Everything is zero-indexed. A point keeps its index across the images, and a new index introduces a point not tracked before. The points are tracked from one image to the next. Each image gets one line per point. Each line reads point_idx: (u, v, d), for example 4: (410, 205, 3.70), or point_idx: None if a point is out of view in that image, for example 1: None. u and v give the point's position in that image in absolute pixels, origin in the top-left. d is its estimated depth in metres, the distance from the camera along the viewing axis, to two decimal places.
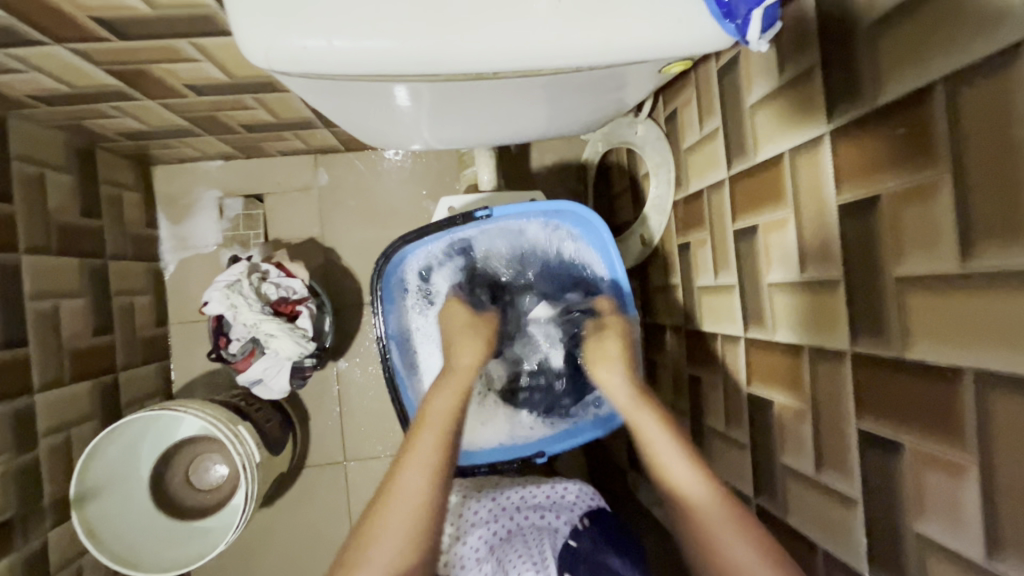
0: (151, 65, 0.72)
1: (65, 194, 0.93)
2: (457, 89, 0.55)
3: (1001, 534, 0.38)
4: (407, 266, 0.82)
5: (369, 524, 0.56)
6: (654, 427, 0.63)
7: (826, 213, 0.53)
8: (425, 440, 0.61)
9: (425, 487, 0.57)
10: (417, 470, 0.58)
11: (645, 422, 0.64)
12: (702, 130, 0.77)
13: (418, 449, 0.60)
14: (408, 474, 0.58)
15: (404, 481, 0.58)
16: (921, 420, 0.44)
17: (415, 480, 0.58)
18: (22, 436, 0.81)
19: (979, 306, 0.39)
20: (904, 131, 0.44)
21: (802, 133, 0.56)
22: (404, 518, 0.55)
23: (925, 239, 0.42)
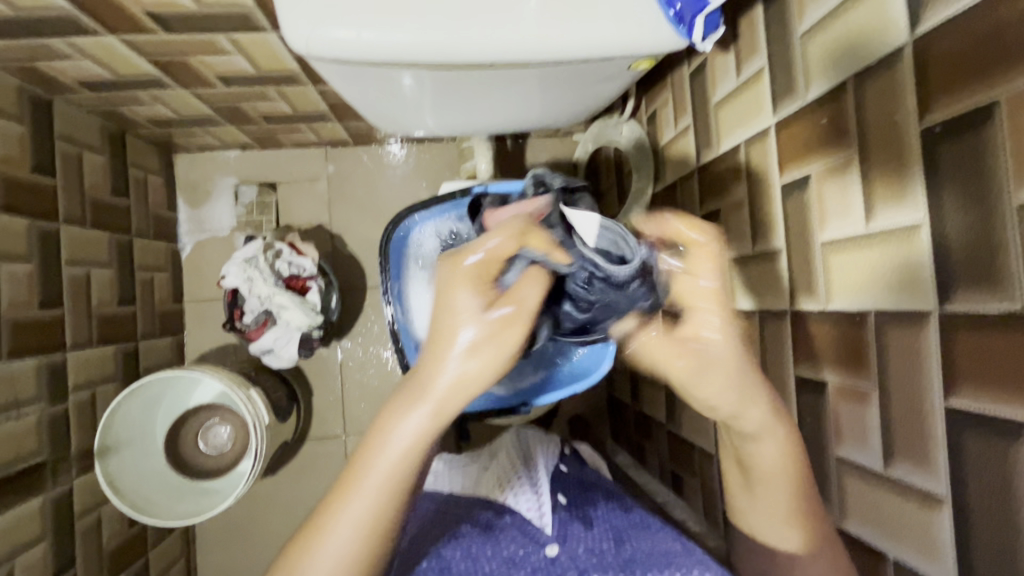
0: (189, 56, 0.81)
1: (98, 174, 1.02)
2: (463, 77, 0.65)
3: (894, 444, 0.47)
4: (415, 236, 0.88)
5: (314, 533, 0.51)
6: (774, 447, 0.55)
7: (772, 192, 0.63)
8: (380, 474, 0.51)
9: (353, 543, 0.51)
10: (348, 520, 0.51)
11: (768, 447, 0.55)
12: (677, 127, 0.87)
13: (367, 474, 0.51)
14: (338, 525, 0.51)
15: (333, 530, 0.51)
16: (840, 359, 0.53)
17: (344, 533, 0.51)
18: (55, 388, 0.89)
19: (878, 258, 0.48)
20: (826, 120, 0.53)
21: (754, 126, 0.65)
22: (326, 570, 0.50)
23: (842, 208, 0.52)
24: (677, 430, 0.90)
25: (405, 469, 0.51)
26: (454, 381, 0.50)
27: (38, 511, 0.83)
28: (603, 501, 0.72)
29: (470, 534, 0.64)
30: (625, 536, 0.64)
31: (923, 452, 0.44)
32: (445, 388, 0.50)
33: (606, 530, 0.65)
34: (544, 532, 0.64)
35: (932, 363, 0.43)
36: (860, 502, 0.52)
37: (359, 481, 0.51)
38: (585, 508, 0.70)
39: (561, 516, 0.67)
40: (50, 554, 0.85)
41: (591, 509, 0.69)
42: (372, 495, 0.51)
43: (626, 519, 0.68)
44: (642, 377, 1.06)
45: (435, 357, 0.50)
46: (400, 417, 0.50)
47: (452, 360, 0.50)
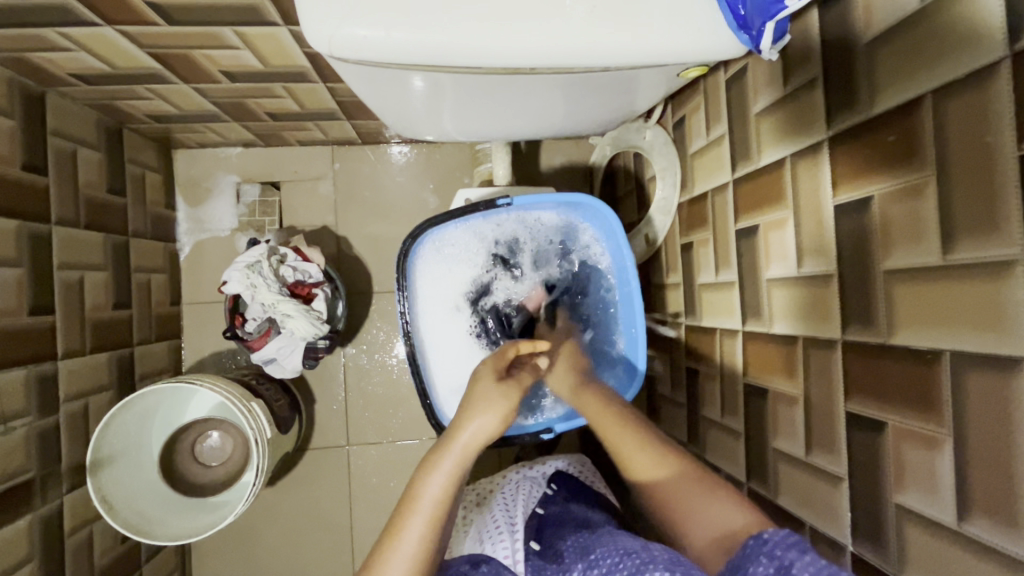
0: (192, 49, 0.76)
1: (94, 171, 0.97)
2: (493, 80, 0.60)
3: (971, 499, 0.43)
4: (438, 237, 0.83)
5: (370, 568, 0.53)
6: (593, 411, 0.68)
7: (823, 212, 0.58)
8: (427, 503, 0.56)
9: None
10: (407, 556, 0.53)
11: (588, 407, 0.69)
12: (709, 135, 0.83)
13: (415, 504, 0.56)
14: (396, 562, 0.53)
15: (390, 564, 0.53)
16: (902, 398, 0.49)
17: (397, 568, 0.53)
18: (45, 400, 0.84)
19: (956, 295, 0.44)
20: (896, 138, 0.49)
21: (803, 140, 0.61)
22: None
23: (911, 234, 0.47)
24: (700, 453, 0.86)
25: (448, 504, 0.57)
26: (482, 438, 0.60)
27: (25, 530, 0.79)
28: (577, 528, 0.68)
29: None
30: (591, 552, 0.61)
31: (1010, 511, 0.40)
32: (480, 442, 0.60)
33: (574, 554, 0.62)
34: None
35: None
36: (922, 555, 0.48)
37: (410, 521, 0.55)
38: (557, 544, 0.67)
39: (535, 562, 0.65)
40: None
41: (563, 541, 0.67)
42: (429, 528, 0.55)
43: (594, 536, 0.65)
44: (660, 394, 1.01)
45: (475, 424, 0.60)
46: (435, 467, 0.58)
47: (490, 416, 0.60)
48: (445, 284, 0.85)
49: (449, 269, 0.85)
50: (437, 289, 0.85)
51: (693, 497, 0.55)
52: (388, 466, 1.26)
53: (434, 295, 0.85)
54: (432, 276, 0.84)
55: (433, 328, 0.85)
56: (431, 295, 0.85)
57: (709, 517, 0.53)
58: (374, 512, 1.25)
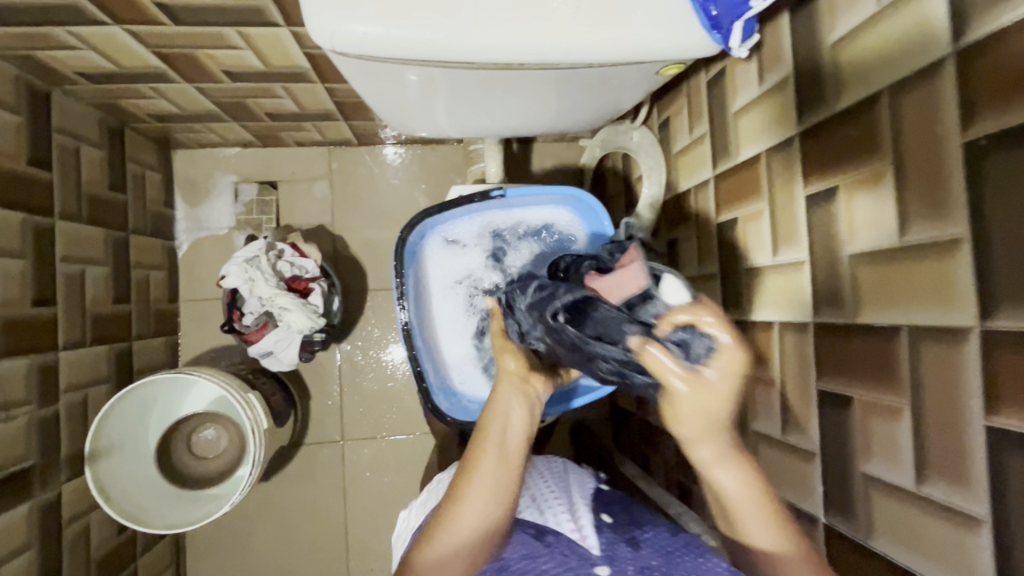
0: (196, 49, 0.79)
1: (95, 168, 0.99)
2: (484, 75, 0.63)
3: (927, 461, 0.46)
4: (446, 226, 0.86)
5: (454, 488, 0.58)
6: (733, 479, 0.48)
7: (795, 203, 0.62)
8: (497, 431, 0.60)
9: (488, 503, 0.56)
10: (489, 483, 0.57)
11: (726, 476, 0.48)
12: (692, 134, 0.86)
13: (490, 433, 0.60)
14: (474, 490, 0.57)
15: (471, 494, 0.56)
16: (867, 373, 0.52)
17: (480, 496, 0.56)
18: (46, 389, 0.86)
19: (911, 274, 0.47)
20: (857, 131, 0.52)
21: (776, 135, 0.65)
22: (470, 530, 0.55)
23: (872, 219, 0.51)
24: None
25: (518, 436, 0.61)
26: (519, 379, 0.66)
27: (24, 517, 0.80)
28: (652, 522, 0.64)
29: (522, 540, 0.58)
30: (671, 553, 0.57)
31: (961, 469, 0.43)
32: (521, 381, 0.66)
33: (654, 553, 0.57)
34: (592, 551, 0.57)
35: (972, 381, 0.42)
36: (887, 519, 0.51)
37: (484, 457, 0.58)
38: (630, 529, 0.62)
39: (606, 537, 0.60)
40: (36, 562, 0.81)
41: (638, 531, 0.62)
42: (505, 462, 0.59)
43: (675, 540, 0.60)
44: None
45: (507, 370, 0.67)
46: (502, 399, 0.63)
47: (514, 354, 0.68)
48: (451, 272, 0.87)
49: (454, 257, 0.87)
50: (442, 276, 0.87)
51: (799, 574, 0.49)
52: (382, 461, 1.28)
53: (440, 281, 0.87)
54: (440, 265, 0.87)
55: (438, 314, 0.87)
56: (437, 281, 0.87)
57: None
58: (368, 507, 1.27)
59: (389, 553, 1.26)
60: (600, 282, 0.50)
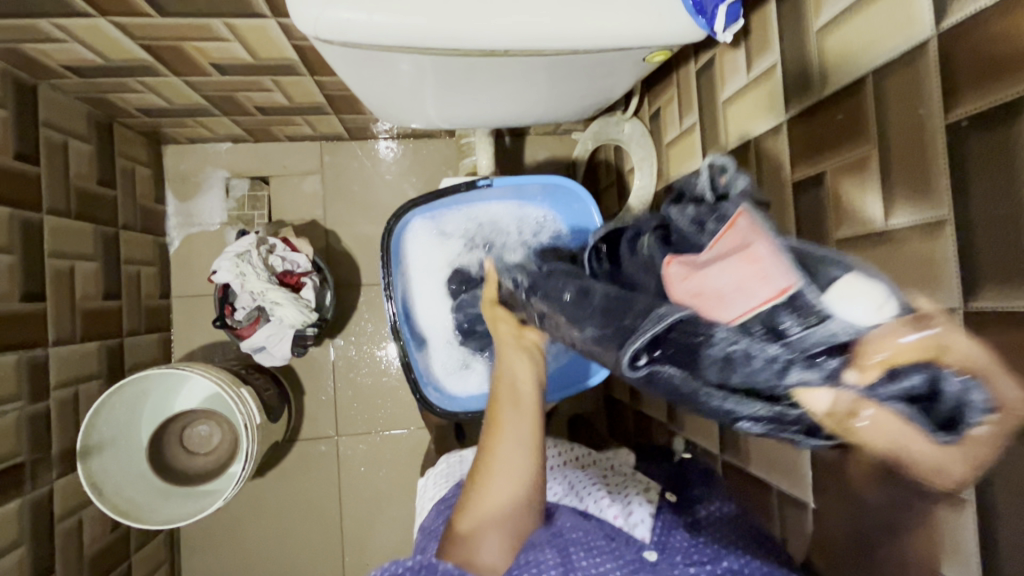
0: (183, 42, 0.79)
1: (84, 163, 0.99)
2: (471, 63, 0.63)
3: None
4: (436, 215, 0.86)
5: (485, 449, 0.60)
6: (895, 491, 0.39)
7: (784, 190, 0.62)
8: (509, 387, 0.61)
9: (522, 458, 0.59)
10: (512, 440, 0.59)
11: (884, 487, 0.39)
12: (682, 125, 0.87)
13: (503, 387, 0.62)
14: (503, 446, 0.59)
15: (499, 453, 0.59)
16: None
17: (510, 452, 0.59)
18: (36, 385, 0.85)
19: (897, 257, 0.47)
20: (843, 117, 0.53)
21: (764, 124, 0.65)
22: (508, 485, 0.58)
23: (859, 204, 0.51)
24: (679, 431, 0.89)
25: (530, 385, 0.62)
26: (517, 334, 0.66)
27: (15, 513, 0.80)
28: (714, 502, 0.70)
29: (571, 521, 0.64)
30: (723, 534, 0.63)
31: None
32: (518, 335, 0.66)
33: (711, 539, 0.62)
34: (643, 538, 0.62)
35: None
36: None
37: (502, 412, 0.60)
38: (689, 515, 0.68)
39: (665, 520, 0.65)
40: (27, 558, 0.81)
41: (697, 516, 0.68)
42: (524, 416, 0.60)
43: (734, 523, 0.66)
44: None
45: (503, 331, 0.68)
46: (508, 356, 0.64)
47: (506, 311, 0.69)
48: (439, 260, 0.87)
49: (444, 246, 0.87)
50: (430, 264, 0.87)
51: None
52: (377, 456, 1.28)
53: (428, 269, 0.87)
54: (429, 254, 0.87)
55: (424, 301, 0.87)
56: (426, 269, 0.87)
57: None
58: (363, 502, 1.27)
59: (385, 548, 1.27)
60: (717, 303, 0.33)
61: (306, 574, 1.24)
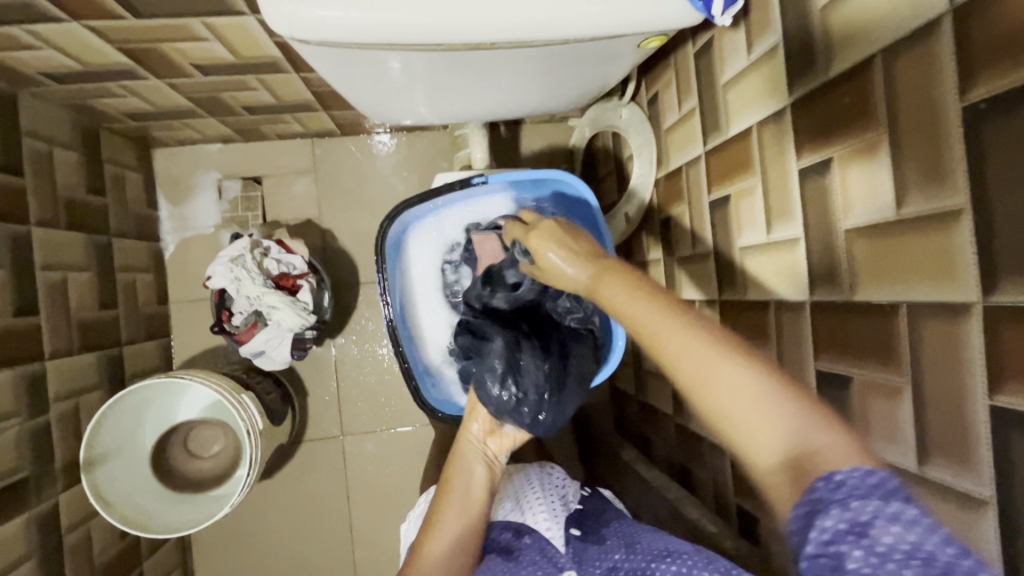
0: (162, 43, 0.76)
1: (71, 171, 0.97)
2: (458, 58, 0.61)
3: (928, 442, 0.45)
4: (432, 219, 0.85)
5: (423, 540, 0.61)
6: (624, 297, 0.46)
7: (788, 177, 0.59)
8: (461, 485, 0.65)
9: (448, 561, 0.60)
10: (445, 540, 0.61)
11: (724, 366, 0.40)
12: (681, 110, 0.83)
13: (455, 484, 0.65)
14: (441, 542, 0.60)
15: (431, 552, 0.60)
16: (866, 352, 0.50)
17: (440, 554, 0.60)
18: (36, 399, 0.85)
19: (910, 247, 0.45)
20: (850, 99, 0.50)
21: (767, 108, 0.62)
22: None
23: (870, 191, 0.49)
24: (685, 423, 0.88)
25: (480, 493, 0.65)
26: (484, 439, 0.70)
27: (22, 528, 0.80)
28: (618, 515, 0.69)
29: (491, 562, 0.62)
30: (636, 539, 0.63)
31: (964, 450, 0.42)
32: (482, 442, 0.70)
33: (619, 545, 0.62)
34: (561, 554, 0.62)
35: (974, 358, 0.41)
36: None
37: (447, 507, 0.63)
38: (599, 529, 0.67)
39: (577, 540, 0.65)
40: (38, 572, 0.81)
41: (606, 528, 0.67)
42: (467, 515, 0.63)
43: (639, 526, 0.66)
44: (646, 369, 1.02)
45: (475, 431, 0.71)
46: (466, 453, 0.69)
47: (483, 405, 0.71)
48: (436, 265, 0.86)
49: (441, 251, 0.86)
50: (428, 270, 0.86)
51: (749, 410, 0.39)
52: (383, 455, 1.28)
53: (426, 274, 0.86)
54: (425, 260, 0.85)
55: (423, 307, 0.86)
56: (425, 271, 0.86)
57: (804, 434, 0.38)
58: (371, 500, 1.27)
59: (395, 545, 1.27)
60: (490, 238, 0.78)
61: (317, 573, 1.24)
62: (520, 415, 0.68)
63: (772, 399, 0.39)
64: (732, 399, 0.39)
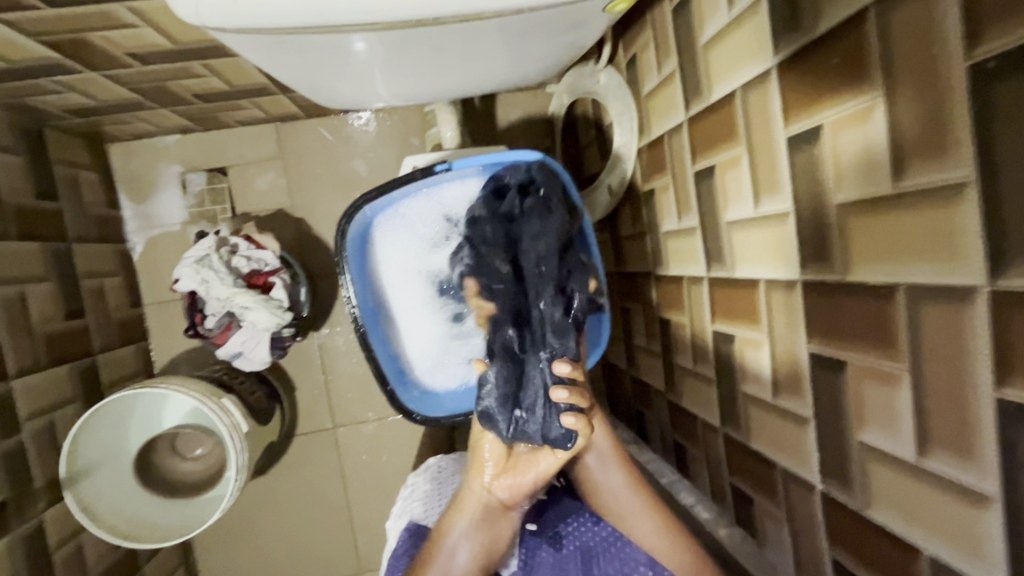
0: (87, 32, 0.69)
1: (16, 177, 0.91)
2: (406, 42, 0.58)
3: (929, 432, 0.42)
4: (401, 204, 0.80)
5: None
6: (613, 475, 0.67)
7: (776, 147, 0.55)
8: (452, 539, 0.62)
9: None
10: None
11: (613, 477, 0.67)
12: (661, 73, 0.78)
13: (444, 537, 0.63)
14: None
15: None
16: (861, 336, 0.47)
17: None
18: (4, 420, 0.82)
19: (909, 224, 0.41)
20: (839, 59, 0.45)
21: (751, 70, 0.57)
22: None
23: (863, 160, 0.44)
24: (678, 401, 0.85)
25: (470, 545, 0.62)
26: (488, 487, 0.63)
27: (6, 551, 0.78)
28: (577, 509, 0.73)
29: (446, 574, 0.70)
30: (591, 550, 0.69)
31: (966, 443, 0.39)
32: (489, 488, 0.63)
33: (573, 552, 0.69)
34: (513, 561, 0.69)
35: (980, 345, 0.37)
36: (888, 490, 0.47)
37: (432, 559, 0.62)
38: (557, 525, 0.72)
39: (531, 541, 0.70)
40: None
41: (562, 525, 0.72)
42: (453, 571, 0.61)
43: (597, 531, 0.70)
44: (637, 347, 0.99)
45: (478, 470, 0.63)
46: (464, 505, 0.63)
47: (491, 437, 0.63)
48: (407, 255, 0.81)
49: (410, 237, 0.81)
50: (400, 259, 0.81)
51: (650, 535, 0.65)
52: (377, 443, 1.26)
53: (395, 266, 0.81)
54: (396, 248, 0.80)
55: (398, 298, 0.82)
56: (396, 264, 0.81)
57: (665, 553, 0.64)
58: (368, 488, 1.26)
59: None
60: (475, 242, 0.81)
61: (320, 562, 1.25)
62: (537, 427, 0.60)
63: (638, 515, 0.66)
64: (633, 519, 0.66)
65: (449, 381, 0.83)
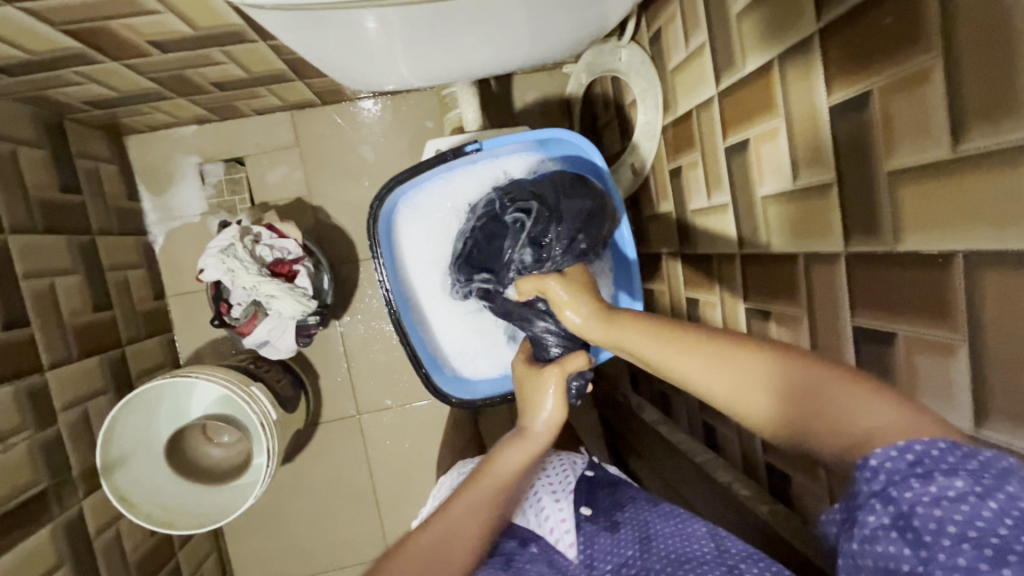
0: (109, 20, 0.69)
1: (41, 171, 0.91)
2: (432, 13, 0.56)
3: (991, 403, 0.41)
4: (426, 190, 0.79)
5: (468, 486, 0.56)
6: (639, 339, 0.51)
7: (818, 116, 0.53)
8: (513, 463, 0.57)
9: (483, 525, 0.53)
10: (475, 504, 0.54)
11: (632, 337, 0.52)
12: (688, 47, 0.76)
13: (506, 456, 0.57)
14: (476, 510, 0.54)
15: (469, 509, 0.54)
16: (915, 308, 0.46)
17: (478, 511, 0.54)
18: (41, 411, 0.83)
19: (972, 189, 0.40)
20: (891, 20, 0.44)
21: (790, 38, 0.55)
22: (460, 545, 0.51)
23: (918, 126, 0.43)
24: None
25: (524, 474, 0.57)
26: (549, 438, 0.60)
27: (48, 539, 0.79)
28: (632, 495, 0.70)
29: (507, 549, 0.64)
30: (650, 537, 0.63)
31: None
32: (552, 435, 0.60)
33: (630, 537, 0.64)
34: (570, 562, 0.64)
35: None
36: None
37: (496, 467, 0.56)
38: (612, 513, 0.68)
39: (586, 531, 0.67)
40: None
41: (618, 512, 0.68)
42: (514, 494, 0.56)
43: (655, 511, 0.66)
44: None
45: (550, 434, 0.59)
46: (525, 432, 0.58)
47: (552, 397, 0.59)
48: (430, 241, 0.81)
49: (434, 223, 0.80)
50: (427, 246, 0.81)
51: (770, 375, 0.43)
52: (400, 429, 1.27)
53: (421, 251, 0.81)
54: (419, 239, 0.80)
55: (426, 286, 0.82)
56: (422, 248, 0.81)
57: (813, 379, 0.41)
58: (393, 473, 1.27)
59: None
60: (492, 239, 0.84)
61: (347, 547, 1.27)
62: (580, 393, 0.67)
63: (741, 373, 0.45)
64: (708, 382, 0.46)
65: (484, 368, 0.84)
